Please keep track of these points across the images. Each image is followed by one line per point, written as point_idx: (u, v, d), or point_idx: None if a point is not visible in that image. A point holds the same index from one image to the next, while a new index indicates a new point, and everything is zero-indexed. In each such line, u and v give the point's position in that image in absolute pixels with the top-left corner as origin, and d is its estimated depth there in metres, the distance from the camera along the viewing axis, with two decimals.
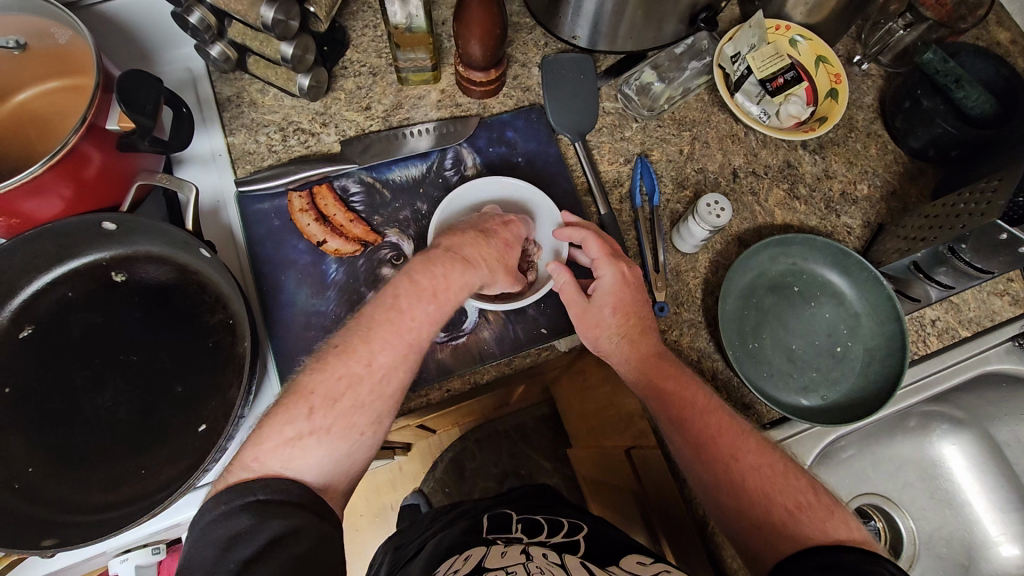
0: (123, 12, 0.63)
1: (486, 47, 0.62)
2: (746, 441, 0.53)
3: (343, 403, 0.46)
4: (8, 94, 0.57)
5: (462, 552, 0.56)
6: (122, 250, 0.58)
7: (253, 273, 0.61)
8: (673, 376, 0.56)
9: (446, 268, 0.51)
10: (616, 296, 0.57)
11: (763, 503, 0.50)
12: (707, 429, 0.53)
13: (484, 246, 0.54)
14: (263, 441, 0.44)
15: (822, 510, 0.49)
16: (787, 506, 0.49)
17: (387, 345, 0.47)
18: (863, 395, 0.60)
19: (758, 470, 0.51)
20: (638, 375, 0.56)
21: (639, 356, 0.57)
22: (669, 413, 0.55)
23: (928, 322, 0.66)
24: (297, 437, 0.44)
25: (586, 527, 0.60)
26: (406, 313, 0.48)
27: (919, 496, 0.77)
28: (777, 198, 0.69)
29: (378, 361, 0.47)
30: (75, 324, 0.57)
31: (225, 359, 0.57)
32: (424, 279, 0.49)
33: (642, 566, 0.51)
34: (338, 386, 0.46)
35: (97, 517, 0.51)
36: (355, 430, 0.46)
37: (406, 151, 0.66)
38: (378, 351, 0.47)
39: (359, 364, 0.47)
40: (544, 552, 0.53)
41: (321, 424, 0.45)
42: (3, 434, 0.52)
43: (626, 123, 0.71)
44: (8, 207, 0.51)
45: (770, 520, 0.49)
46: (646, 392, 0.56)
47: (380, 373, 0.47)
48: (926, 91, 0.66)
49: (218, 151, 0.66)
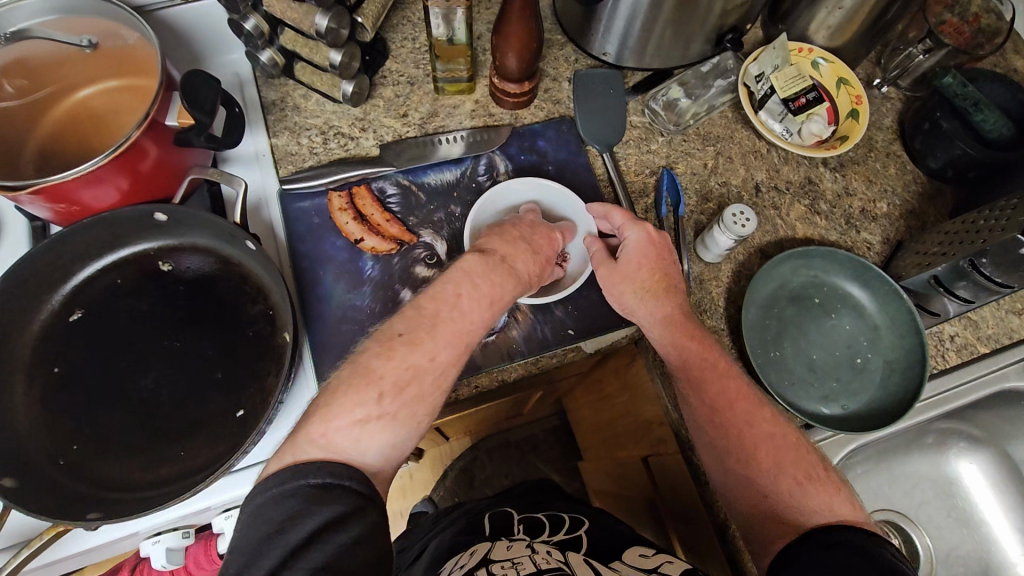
0: (183, 19, 0.66)
1: (522, 59, 0.65)
2: (762, 410, 0.55)
3: (410, 391, 0.47)
4: (73, 90, 0.59)
5: (466, 550, 0.57)
6: (170, 241, 0.60)
7: (293, 268, 0.64)
8: (695, 341, 0.57)
9: (500, 273, 0.53)
10: (641, 254, 0.60)
11: (774, 471, 0.53)
12: (724, 393, 0.55)
13: (533, 257, 0.57)
14: (333, 419, 0.44)
15: (827, 483, 0.52)
16: (796, 475, 0.52)
17: (445, 338, 0.49)
18: (885, 406, 0.61)
19: (772, 435, 0.54)
20: (661, 338, 0.58)
21: (665, 321, 0.58)
22: (688, 371, 0.56)
23: (947, 337, 0.67)
24: (365, 419, 0.45)
25: (586, 522, 0.61)
26: (467, 316, 0.50)
27: (935, 514, 0.77)
28: (798, 213, 0.71)
29: (440, 357, 0.48)
30: (121, 310, 0.59)
31: (265, 348, 0.58)
32: (483, 282, 0.52)
33: (645, 558, 0.51)
34: (405, 375, 0.47)
35: (139, 495, 0.53)
36: (415, 419, 0.47)
37: (441, 156, 0.68)
38: (438, 345, 0.48)
39: (424, 356, 0.48)
40: (547, 549, 0.53)
41: (389, 409, 0.46)
42: (50, 411, 0.55)
43: (653, 137, 0.73)
44: (68, 196, 0.54)
45: (777, 487, 0.52)
46: (666, 354, 0.57)
47: (441, 368, 0.48)
48: (946, 114, 0.68)
49: (262, 152, 0.69)
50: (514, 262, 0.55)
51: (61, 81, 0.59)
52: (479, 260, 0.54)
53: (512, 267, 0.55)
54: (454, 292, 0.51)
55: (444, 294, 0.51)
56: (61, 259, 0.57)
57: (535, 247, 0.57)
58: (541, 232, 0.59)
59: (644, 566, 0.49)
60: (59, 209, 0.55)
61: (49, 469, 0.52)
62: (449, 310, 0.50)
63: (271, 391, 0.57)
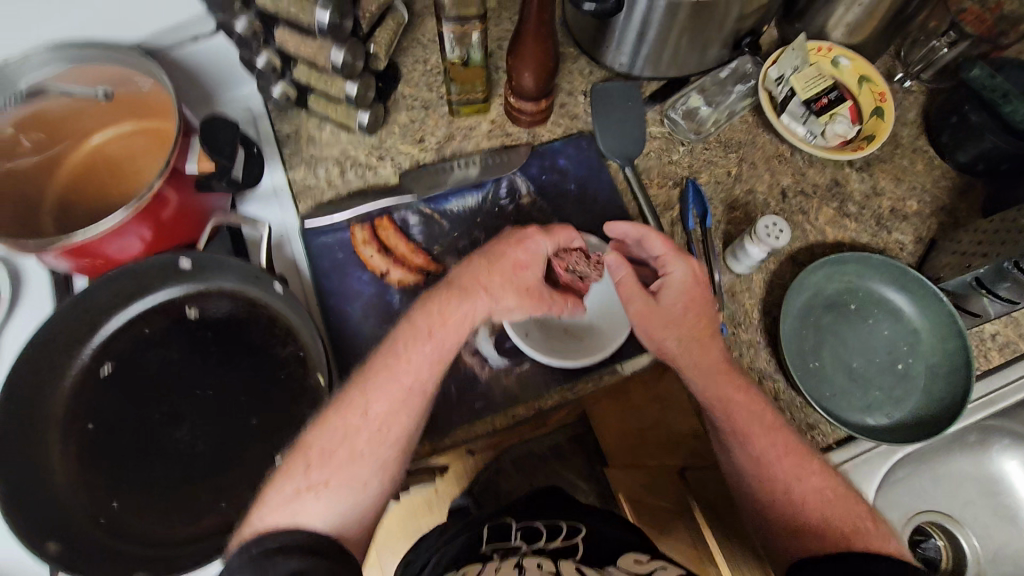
0: (191, 58, 0.65)
1: (538, 78, 0.64)
2: (811, 464, 0.56)
3: (338, 455, 0.48)
4: (85, 137, 0.58)
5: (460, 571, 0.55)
6: (195, 286, 0.59)
7: (321, 306, 0.63)
8: (738, 393, 0.57)
9: (443, 307, 0.53)
10: (686, 295, 0.57)
11: (821, 526, 0.53)
12: (768, 449, 0.55)
13: (490, 271, 0.54)
14: (267, 500, 0.46)
15: (876, 536, 0.52)
16: (844, 530, 0.52)
17: (382, 393, 0.50)
18: (930, 414, 0.60)
19: (818, 489, 0.55)
20: (705, 387, 0.57)
21: (710, 373, 0.57)
22: (734, 422, 0.56)
23: (987, 336, 0.66)
24: (298, 492, 0.46)
25: (584, 526, 0.59)
26: (401, 359, 0.51)
27: (982, 514, 0.76)
28: (827, 217, 0.70)
29: (373, 411, 0.49)
30: (151, 360, 0.58)
31: (298, 391, 0.58)
32: (435, 330, 0.52)
33: (638, 564, 0.52)
34: (336, 439, 0.49)
35: (184, 549, 0.53)
36: (358, 480, 0.48)
37: (460, 182, 0.67)
38: (373, 400, 0.50)
39: (356, 415, 0.49)
40: (539, 563, 0.52)
41: (319, 479, 0.47)
42: (90, 468, 0.55)
43: (674, 147, 0.72)
44: (94, 250, 0.53)
45: (821, 544, 0.52)
46: (713, 406, 0.57)
47: (376, 421, 0.49)
48: (974, 107, 0.67)
49: (280, 187, 0.67)
50: (466, 282, 0.54)
51: (77, 130, 0.58)
52: (437, 299, 0.53)
53: (462, 287, 0.53)
54: (394, 354, 0.51)
55: (390, 351, 0.51)
56: (90, 313, 0.57)
57: (490, 257, 0.54)
58: (506, 241, 0.55)
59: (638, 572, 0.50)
60: (83, 263, 0.55)
61: (91, 528, 0.53)
62: (393, 368, 0.51)
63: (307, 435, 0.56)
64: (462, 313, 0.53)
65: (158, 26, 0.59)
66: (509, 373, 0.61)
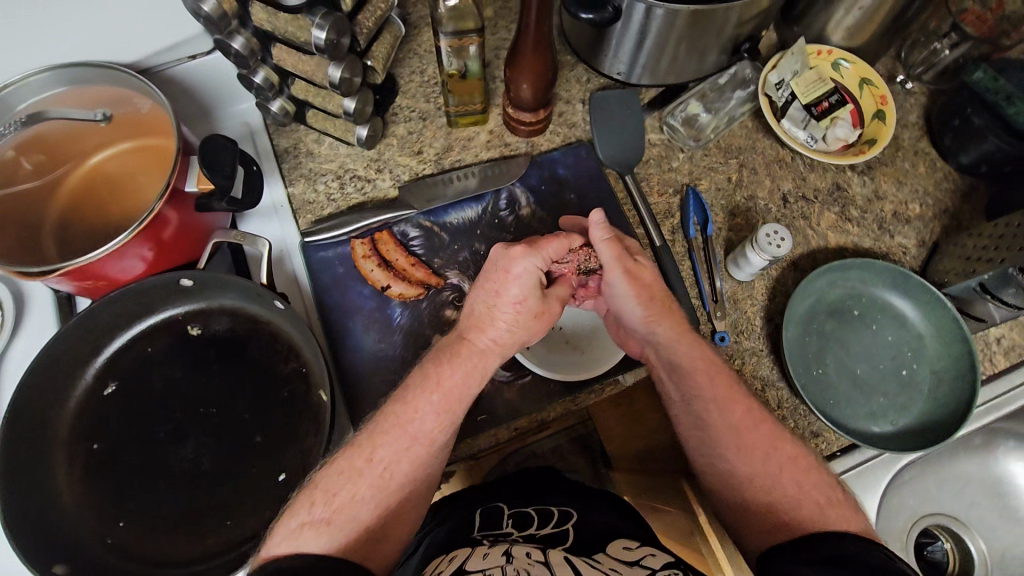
0: (189, 75, 0.65)
1: (536, 89, 0.64)
2: (786, 435, 0.54)
3: (341, 496, 0.48)
4: (85, 157, 0.58)
5: (447, 552, 0.53)
6: (198, 304, 0.60)
7: (322, 321, 0.63)
8: (714, 365, 0.57)
9: (452, 354, 0.53)
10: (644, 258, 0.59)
11: (798, 494, 0.51)
12: (744, 418, 0.54)
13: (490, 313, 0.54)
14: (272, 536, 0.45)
15: (850, 510, 0.50)
16: (817, 502, 0.50)
17: (391, 439, 0.50)
18: (936, 420, 0.60)
19: (795, 460, 0.53)
20: (690, 355, 0.56)
21: (691, 345, 0.57)
22: (711, 390, 0.55)
23: (993, 340, 0.66)
24: (303, 526, 0.46)
25: (575, 514, 0.57)
26: (411, 407, 0.51)
27: (988, 516, 0.75)
28: (829, 222, 0.69)
29: (378, 456, 0.50)
30: (154, 379, 0.59)
31: (301, 408, 0.58)
32: (449, 379, 0.52)
33: (628, 549, 0.50)
34: (339, 480, 0.49)
35: (194, 566, 0.53)
36: (357, 523, 0.48)
37: (460, 194, 0.67)
38: (379, 446, 0.50)
39: (362, 459, 0.50)
40: (527, 551, 0.49)
41: (321, 516, 0.47)
42: (96, 488, 0.55)
43: (673, 154, 0.71)
44: (95, 272, 0.53)
45: (796, 515, 0.49)
46: (689, 374, 0.56)
47: (382, 467, 0.50)
48: (976, 109, 0.66)
49: (280, 203, 0.67)
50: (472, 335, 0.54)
51: (76, 151, 0.58)
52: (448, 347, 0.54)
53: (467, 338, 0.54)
54: (405, 403, 0.51)
55: (400, 401, 0.52)
56: (93, 334, 0.57)
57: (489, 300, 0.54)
58: (494, 274, 0.54)
59: (628, 558, 0.48)
60: (86, 285, 0.55)
61: (98, 549, 0.53)
62: (407, 424, 0.51)
63: (311, 452, 0.57)
64: (467, 363, 0.53)
65: (156, 45, 0.60)
66: (512, 385, 0.61)
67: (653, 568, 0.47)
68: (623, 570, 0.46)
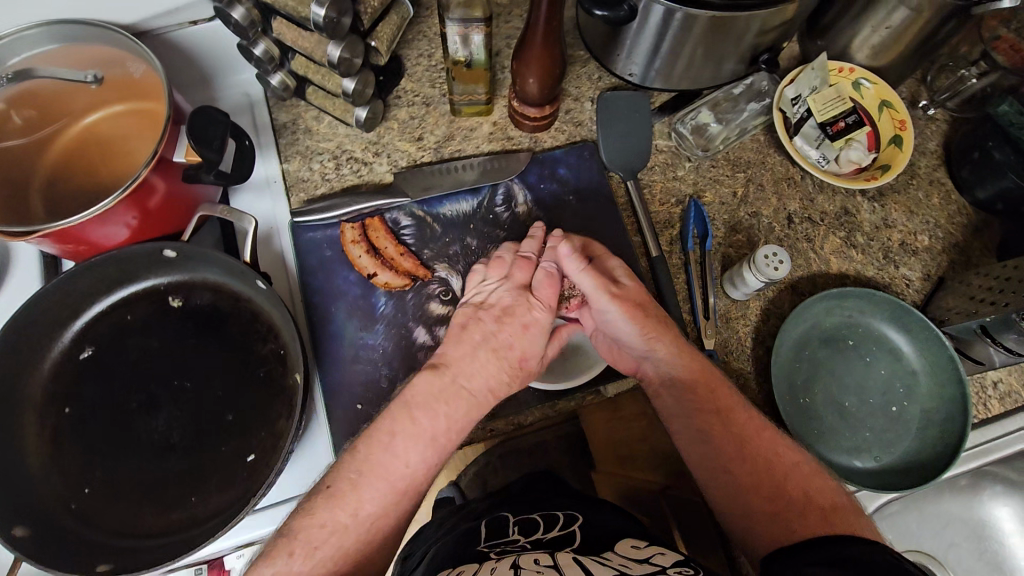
0: (190, 40, 0.63)
1: (543, 84, 0.62)
2: (784, 443, 0.53)
3: (323, 549, 0.44)
4: (76, 117, 0.57)
5: (456, 560, 0.51)
6: (181, 276, 0.59)
7: (304, 304, 0.62)
8: (710, 376, 0.56)
9: (448, 397, 0.51)
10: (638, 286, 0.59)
11: (803, 499, 0.49)
12: (748, 426, 0.53)
13: (496, 362, 0.53)
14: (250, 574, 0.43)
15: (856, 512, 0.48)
16: (823, 506, 0.48)
17: (367, 476, 0.47)
18: (922, 460, 0.58)
19: (797, 464, 0.52)
20: (682, 370, 0.55)
21: (682, 360, 0.56)
22: (713, 401, 0.54)
23: (990, 384, 0.64)
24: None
25: (581, 516, 0.56)
26: (401, 456, 0.48)
27: (966, 557, 0.74)
28: (833, 246, 0.67)
29: (364, 510, 0.46)
30: (131, 347, 0.58)
31: (275, 391, 0.57)
32: (424, 419, 0.49)
33: (636, 550, 0.49)
34: (313, 513, 0.45)
35: (154, 542, 0.52)
36: (331, 565, 0.44)
37: (456, 185, 0.66)
38: (352, 477, 0.47)
39: (345, 513, 0.45)
40: (535, 556, 0.48)
41: (300, 570, 0.43)
42: (63, 452, 0.54)
43: (679, 162, 0.70)
44: (77, 236, 0.52)
45: (802, 518, 0.47)
46: (687, 385, 0.55)
47: (368, 521, 0.46)
48: (998, 142, 0.63)
49: (273, 178, 0.66)
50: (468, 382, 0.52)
51: (71, 110, 0.57)
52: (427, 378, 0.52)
53: (467, 386, 0.52)
54: (386, 430, 0.49)
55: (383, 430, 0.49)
56: (73, 297, 0.56)
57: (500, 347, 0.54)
58: (513, 322, 0.55)
59: (637, 557, 0.47)
60: (68, 249, 0.54)
61: (61, 513, 0.52)
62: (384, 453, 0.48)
63: (281, 435, 0.56)
64: (465, 417, 0.51)
65: (154, 8, 0.58)
66: None
67: (663, 566, 0.45)
68: (634, 567, 0.45)
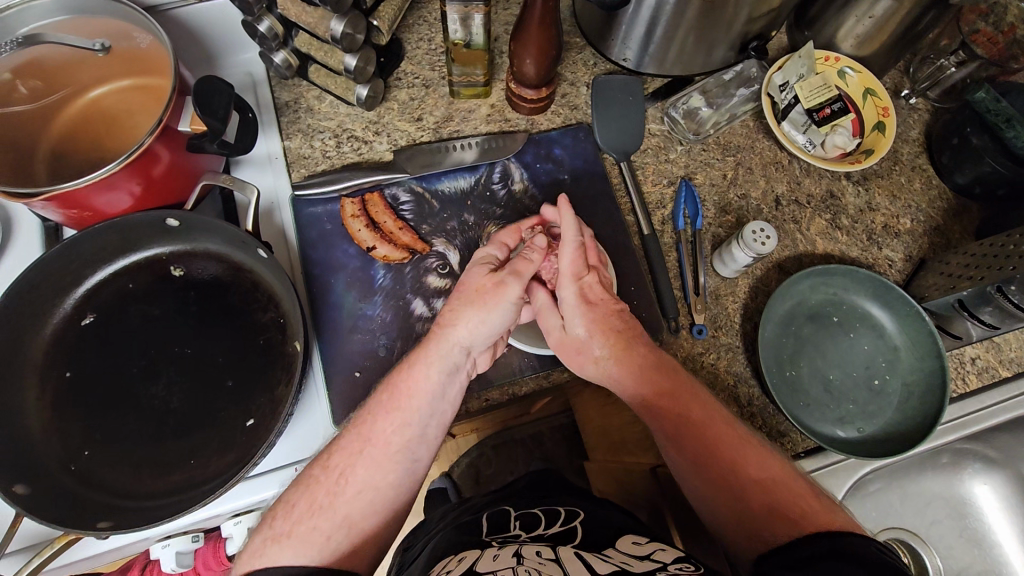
0: (196, 18, 0.65)
1: (540, 65, 0.63)
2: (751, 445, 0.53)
3: (298, 508, 0.47)
4: (83, 90, 0.58)
5: (457, 552, 0.52)
6: (183, 246, 0.60)
7: (304, 275, 0.63)
8: (672, 383, 0.55)
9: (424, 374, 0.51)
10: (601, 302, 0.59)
11: (773, 500, 0.49)
12: (717, 429, 0.53)
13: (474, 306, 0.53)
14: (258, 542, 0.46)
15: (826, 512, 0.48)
16: (797, 507, 0.48)
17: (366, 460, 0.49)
18: (901, 430, 0.60)
19: (766, 466, 0.51)
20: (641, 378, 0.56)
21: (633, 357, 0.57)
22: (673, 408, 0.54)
23: (968, 360, 0.66)
24: (277, 538, 0.46)
25: (582, 513, 0.58)
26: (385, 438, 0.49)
27: (947, 534, 0.76)
28: (819, 228, 0.70)
29: (334, 465, 0.49)
30: (133, 314, 0.59)
31: (275, 358, 0.58)
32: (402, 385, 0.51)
33: (637, 546, 0.50)
34: (297, 493, 0.48)
35: (150, 503, 0.52)
36: (320, 535, 0.45)
37: (453, 163, 0.68)
38: (335, 453, 0.49)
39: (319, 469, 0.49)
40: (537, 549, 0.49)
41: (281, 530, 0.46)
42: (64, 417, 0.55)
43: (671, 146, 0.72)
44: (81, 202, 0.53)
45: (783, 521, 0.47)
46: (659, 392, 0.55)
47: (342, 475, 0.48)
48: (976, 128, 0.66)
49: (275, 155, 0.67)
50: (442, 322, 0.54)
51: (76, 80, 0.58)
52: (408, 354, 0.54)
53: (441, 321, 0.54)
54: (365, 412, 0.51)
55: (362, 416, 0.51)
56: (76, 262, 0.57)
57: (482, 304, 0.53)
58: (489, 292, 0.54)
59: (639, 553, 0.48)
60: (72, 215, 0.55)
61: (60, 474, 0.53)
62: (366, 430, 0.50)
63: (280, 401, 0.57)
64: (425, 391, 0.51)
65: None
66: None
67: (664, 561, 0.46)
68: (635, 564, 0.46)
